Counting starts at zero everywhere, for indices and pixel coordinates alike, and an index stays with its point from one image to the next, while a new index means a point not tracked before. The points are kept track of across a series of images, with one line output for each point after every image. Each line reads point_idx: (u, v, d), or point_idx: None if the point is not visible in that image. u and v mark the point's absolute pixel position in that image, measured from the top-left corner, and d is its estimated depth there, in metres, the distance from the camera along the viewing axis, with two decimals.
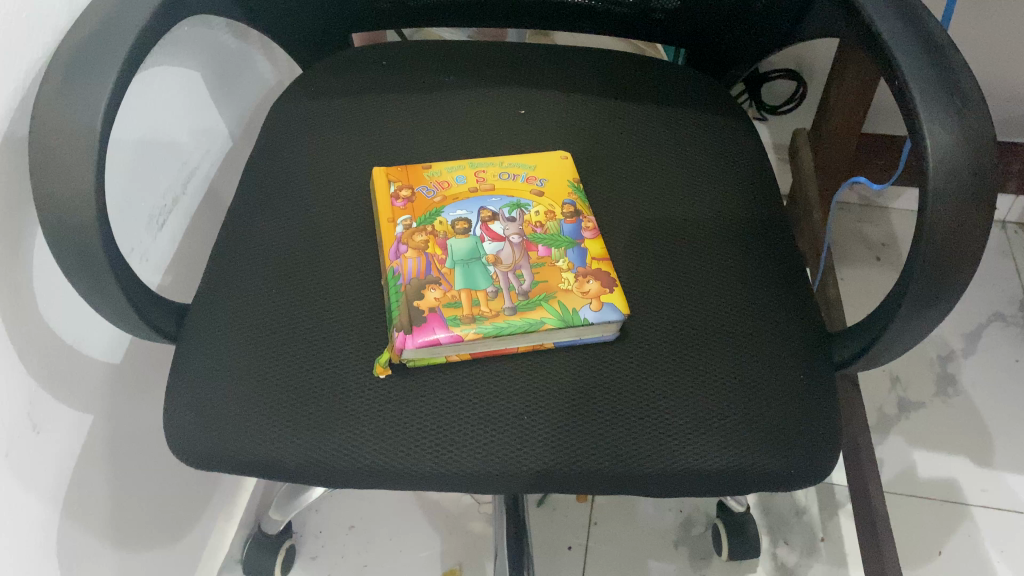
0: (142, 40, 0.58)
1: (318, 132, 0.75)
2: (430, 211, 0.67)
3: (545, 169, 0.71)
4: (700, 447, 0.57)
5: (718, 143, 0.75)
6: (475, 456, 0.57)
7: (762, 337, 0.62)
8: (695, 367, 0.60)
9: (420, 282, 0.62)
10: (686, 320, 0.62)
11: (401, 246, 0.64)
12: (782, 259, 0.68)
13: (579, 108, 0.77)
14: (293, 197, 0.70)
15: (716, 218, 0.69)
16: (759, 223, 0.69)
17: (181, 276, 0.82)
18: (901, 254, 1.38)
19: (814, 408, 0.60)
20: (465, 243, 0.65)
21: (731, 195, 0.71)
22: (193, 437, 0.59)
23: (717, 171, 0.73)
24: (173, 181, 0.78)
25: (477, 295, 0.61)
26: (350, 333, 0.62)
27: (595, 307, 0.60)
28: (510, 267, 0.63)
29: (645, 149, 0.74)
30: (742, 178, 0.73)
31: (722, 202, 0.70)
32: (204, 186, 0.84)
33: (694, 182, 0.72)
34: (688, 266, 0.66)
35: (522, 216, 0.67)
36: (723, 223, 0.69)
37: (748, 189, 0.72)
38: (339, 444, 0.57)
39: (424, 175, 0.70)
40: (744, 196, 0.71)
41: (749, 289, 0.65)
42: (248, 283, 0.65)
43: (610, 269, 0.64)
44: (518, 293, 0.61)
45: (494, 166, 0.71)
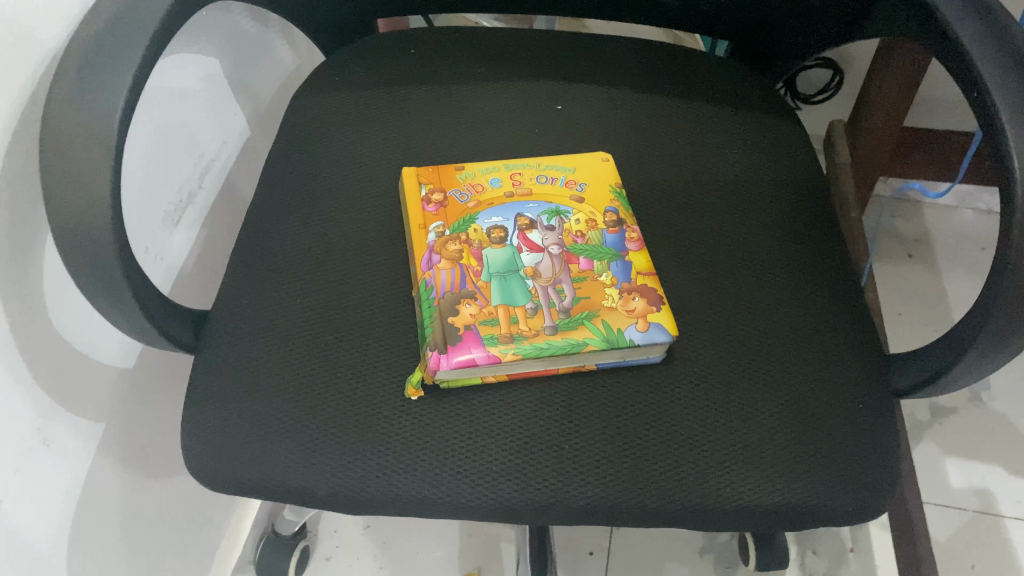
0: (163, 33, 0.53)
1: (344, 127, 0.71)
2: (464, 217, 0.63)
3: (585, 172, 0.67)
4: (752, 482, 0.54)
5: (769, 146, 0.71)
6: (515, 487, 0.53)
7: (818, 362, 0.59)
8: (747, 395, 0.57)
9: (454, 296, 0.58)
10: (737, 344, 0.59)
11: (434, 256, 0.60)
12: (837, 275, 0.64)
13: (619, 105, 0.73)
14: (318, 198, 0.66)
15: (768, 231, 0.65)
16: (813, 236, 0.65)
17: (199, 275, 0.78)
18: (934, 251, 1.33)
19: (875, 440, 0.57)
20: (502, 253, 0.61)
21: (783, 205, 0.67)
22: (215, 459, 0.55)
23: (768, 178, 0.68)
24: (190, 176, 0.74)
25: (514, 312, 0.57)
26: (380, 349, 0.58)
27: (641, 328, 0.57)
28: (549, 281, 0.59)
29: (691, 153, 0.69)
30: (795, 187, 0.68)
31: (774, 213, 0.66)
32: (222, 179, 0.80)
33: (743, 190, 0.67)
34: (738, 284, 0.62)
35: (562, 225, 0.63)
36: (774, 236, 0.65)
37: (801, 199, 0.68)
38: (371, 471, 0.54)
39: (457, 178, 0.66)
40: (797, 207, 0.67)
41: (804, 310, 0.61)
42: (272, 291, 0.61)
43: (656, 285, 0.60)
44: (559, 311, 0.57)
45: (531, 168, 0.67)
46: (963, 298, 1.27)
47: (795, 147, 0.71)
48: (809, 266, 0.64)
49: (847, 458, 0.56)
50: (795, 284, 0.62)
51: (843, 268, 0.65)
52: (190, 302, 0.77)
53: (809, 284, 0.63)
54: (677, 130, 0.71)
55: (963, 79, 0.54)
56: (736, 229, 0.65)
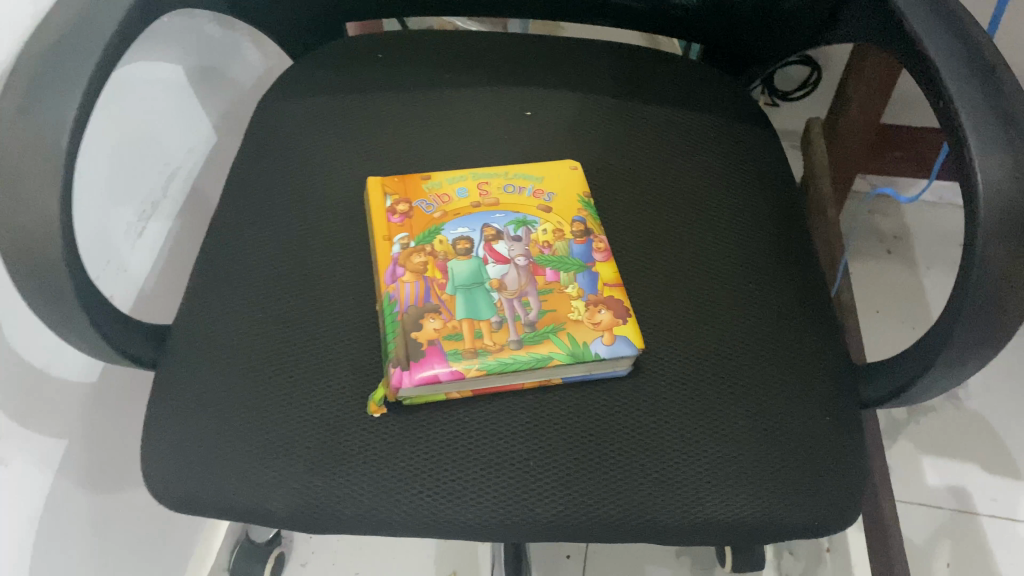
0: (115, 47, 0.52)
1: (309, 135, 0.70)
2: (430, 228, 0.62)
3: (553, 181, 0.66)
4: (717, 497, 0.54)
5: (739, 152, 0.70)
6: (480, 504, 0.53)
7: (786, 373, 0.59)
8: (715, 408, 0.56)
9: (418, 310, 0.57)
10: (705, 355, 0.58)
11: (399, 269, 0.60)
12: (805, 284, 0.64)
13: (589, 111, 0.72)
14: (282, 209, 0.65)
15: (738, 240, 0.65)
16: (783, 245, 0.65)
17: (166, 284, 0.77)
18: (913, 248, 1.33)
19: (840, 452, 0.56)
20: (467, 265, 0.60)
21: (753, 213, 0.66)
22: (175, 480, 0.55)
23: (738, 186, 0.68)
24: (155, 185, 0.73)
25: (479, 326, 0.57)
26: (344, 365, 0.57)
27: (607, 341, 0.56)
28: (515, 294, 0.58)
29: (660, 160, 0.69)
30: (765, 194, 0.68)
31: (744, 221, 0.66)
32: (188, 188, 0.79)
33: (712, 198, 0.67)
34: (707, 294, 0.61)
35: (528, 235, 0.62)
36: (744, 245, 0.64)
37: (771, 207, 0.67)
38: (333, 491, 0.53)
39: (422, 188, 0.65)
40: (767, 215, 0.67)
41: (772, 320, 0.61)
42: (234, 306, 0.61)
43: (623, 296, 0.59)
44: (525, 324, 0.57)
45: (499, 177, 0.66)
46: (941, 296, 1.27)
47: (766, 153, 0.71)
48: (779, 275, 0.63)
49: (814, 471, 0.55)
50: (763, 296, 0.62)
51: (812, 278, 0.64)
52: (157, 317, 0.76)
53: (777, 294, 0.62)
54: (646, 136, 0.70)
55: (929, 89, 0.54)
56: (706, 238, 0.64)
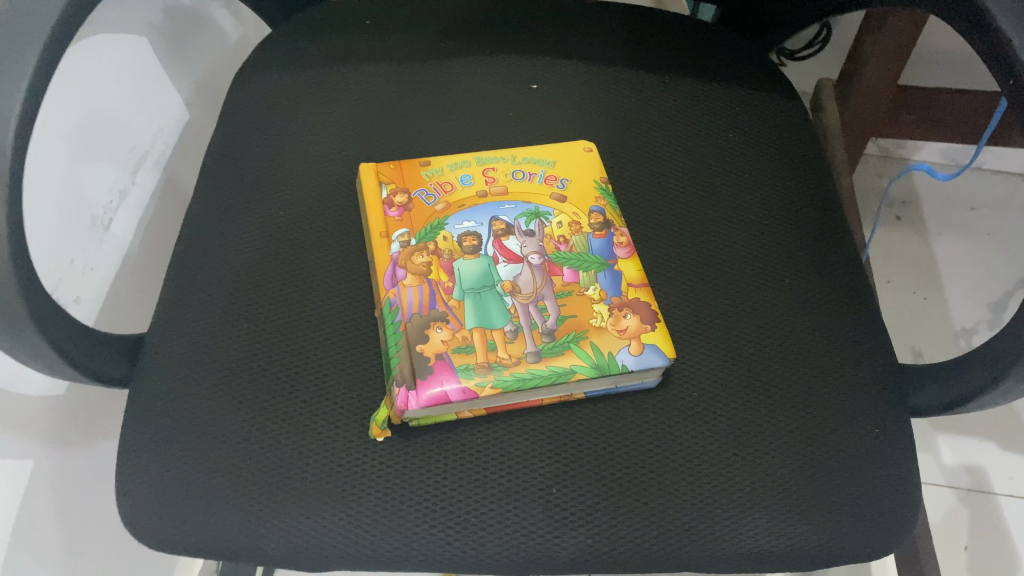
0: (64, 26, 0.45)
1: (291, 115, 0.63)
2: (432, 222, 0.56)
3: (566, 166, 0.59)
4: (759, 524, 0.49)
5: (767, 130, 0.64)
6: (501, 537, 0.48)
7: (828, 382, 0.53)
8: (754, 423, 0.51)
9: (423, 319, 0.51)
10: (741, 364, 0.53)
11: (399, 271, 0.53)
12: (844, 278, 0.58)
13: (601, 84, 0.66)
14: (264, 200, 0.59)
15: (770, 231, 0.59)
16: (819, 236, 0.59)
17: (140, 275, 0.70)
18: (923, 214, 1.28)
19: (891, 466, 0.52)
20: (475, 265, 0.54)
21: (785, 200, 0.61)
22: (155, 517, 0.49)
23: (767, 169, 0.62)
24: (120, 173, 0.66)
25: (492, 337, 0.51)
26: (340, 383, 0.52)
27: (634, 351, 0.50)
28: (530, 299, 0.52)
29: (681, 140, 0.62)
30: (797, 178, 0.62)
31: (776, 210, 0.60)
32: (160, 170, 0.72)
33: (740, 184, 0.61)
34: (740, 294, 0.56)
35: (542, 230, 0.56)
36: (778, 236, 0.59)
37: (805, 193, 0.61)
38: (333, 527, 0.48)
39: (421, 176, 0.58)
40: (800, 201, 0.61)
41: (811, 322, 0.55)
42: (216, 315, 0.54)
43: (650, 298, 0.53)
44: (542, 333, 0.51)
45: (506, 162, 0.59)
46: (953, 264, 1.22)
47: (796, 131, 0.65)
48: (816, 269, 0.58)
49: (863, 489, 0.50)
50: (800, 293, 0.56)
51: (852, 271, 0.59)
52: (132, 319, 0.69)
53: (816, 292, 0.57)
54: (665, 113, 0.64)
55: (998, 64, 0.48)
56: (736, 230, 0.58)
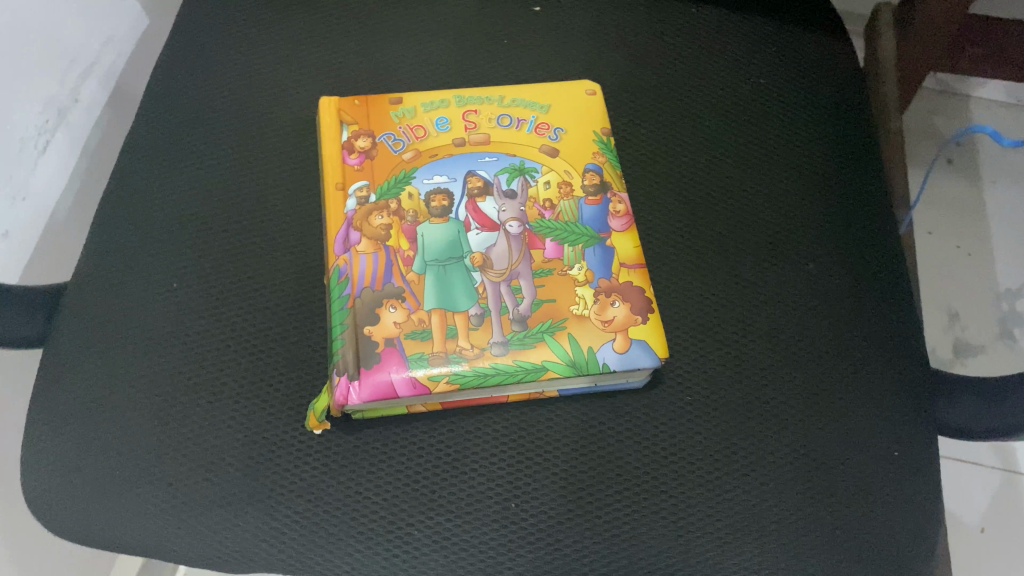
0: None
1: (247, 34, 0.53)
2: (397, 175, 0.47)
3: (562, 113, 0.50)
4: (748, 559, 0.42)
5: (806, 78, 0.54)
6: (445, 557, 0.41)
7: (847, 393, 0.45)
8: (753, 439, 0.44)
9: (375, 295, 0.44)
10: (746, 369, 0.45)
11: (353, 234, 0.45)
12: (879, 268, 0.49)
13: (615, 10, 0.55)
14: (210, 136, 0.51)
15: (796, 207, 0.50)
16: (853, 215, 0.50)
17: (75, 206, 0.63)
18: (976, 158, 1.16)
19: (913, 499, 0.44)
20: (442, 231, 0.46)
21: (818, 168, 0.51)
22: (61, 505, 0.43)
23: (802, 128, 0.52)
24: (59, 89, 0.58)
25: (453, 321, 0.43)
26: (277, 362, 0.45)
27: (620, 347, 0.43)
28: (503, 277, 0.45)
29: (702, 89, 0.53)
30: (836, 141, 0.52)
31: (806, 179, 0.51)
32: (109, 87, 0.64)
33: (767, 146, 0.51)
34: (753, 281, 0.47)
35: (525, 191, 0.47)
36: (805, 213, 0.50)
37: (843, 159, 0.52)
38: (257, 532, 0.42)
39: (389, 116, 0.49)
40: (836, 170, 0.51)
41: (833, 319, 0.47)
42: (143, 273, 0.47)
43: (645, 283, 0.45)
44: (513, 320, 0.43)
45: (491, 104, 0.50)
46: (1005, 217, 1.12)
47: (841, 80, 0.54)
48: (846, 256, 0.49)
49: (877, 526, 0.43)
50: (826, 285, 0.48)
51: (889, 259, 0.50)
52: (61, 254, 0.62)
53: (843, 283, 0.48)
54: (686, 53, 0.54)
55: None
56: (757, 203, 0.50)
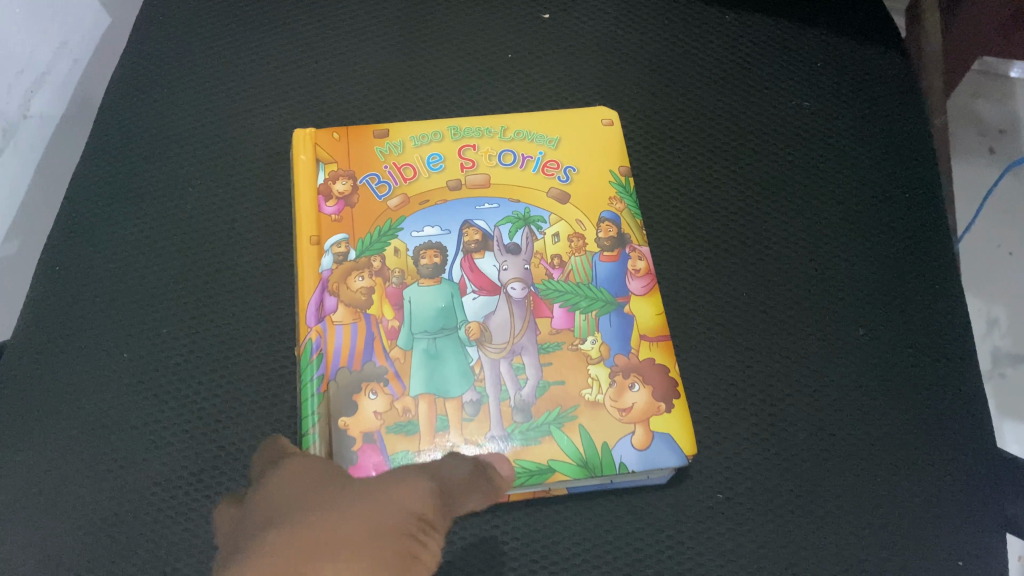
0: None
1: (217, 52, 0.47)
2: (381, 226, 0.41)
3: (573, 147, 0.43)
4: None
5: (857, 99, 0.46)
6: None
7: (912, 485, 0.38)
8: (799, 546, 0.37)
9: (352, 377, 0.37)
10: (787, 458, 0.38)
11: (329, 298, 0.39)
12: (948, 329, 0.41)
13: (635, 19, 0.48)
14: (173, 174, 0.44)
15: (839, 258, 0.42)
16: (912, 265, 0.42)
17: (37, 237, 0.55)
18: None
19: None
20: (432, 297, 0.39)
21: (868, 208, 0.43)
22: None
23: (852, 160, 0.44)
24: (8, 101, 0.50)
25: (443, 409, 0.37)
26: (239, 449, 0.38)
27: (638, 443, 0.37)
28: (503, 353, 0.38)
29: (730, 114, 0.46)
30: (891, 174, 0.44)
31: (852, 224, 0.43)
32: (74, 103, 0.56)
33: (806, 184, 0.44)
34: (790, 350, 0.40)
35: (530, 245, 0.41)
36: (850, 266, 0.42)
37: (899, 196, 0.44)
38: None
39: (373, 153, 0.43)
40: (890, 210, 0.43)
41: (893, 393, 0.39)
42: (88, 335, 0.40)
43: (668, 360, 0.38)
44: (514, 408, 0.37)
45: (492, 138, 0.43)
46: None
47: (901, 98, 0.46)
48: (902, 317, 0.41)
49: None
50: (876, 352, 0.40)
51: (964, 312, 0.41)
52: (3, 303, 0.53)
53: (896, 351, 0.40)
54: (713, 70, 0.46)
55: None
56: (790, 254, 0.42)
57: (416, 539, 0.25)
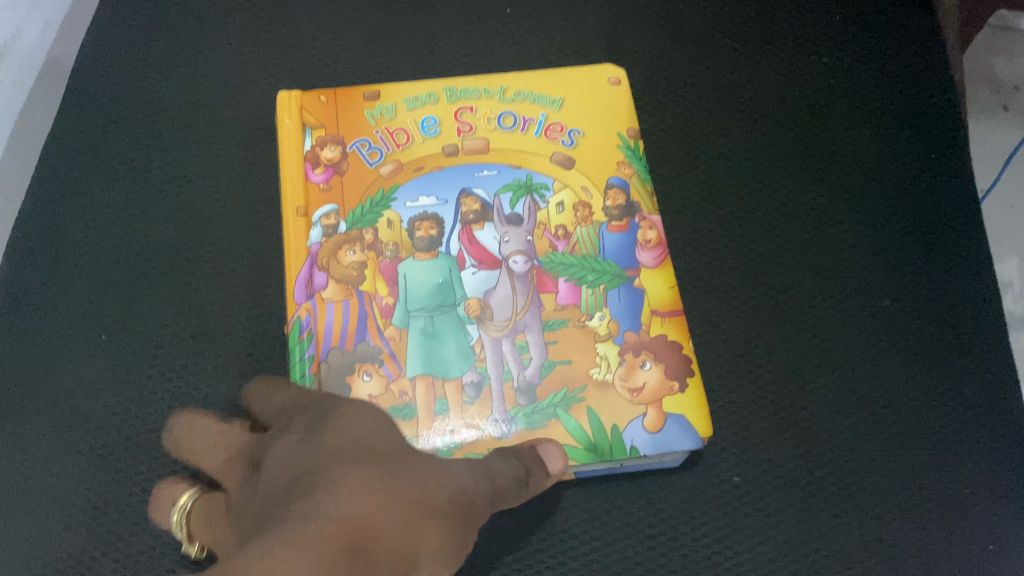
0: None
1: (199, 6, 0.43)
2: (373, 195, 0.38)
3: (578, 109, 0.41)
4: None
5: (902, 73, 0.41)
6: None
7: (943, 462, 0.35)
8: (820, 527, 0.35)
9: (344, 359, 0.35)
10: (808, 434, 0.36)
11: (318, 274, 0.36)
12: (975, 300, 0.37)
13: None
14: (153, 140, 0.41)
15: (860, 247, 0.39)
16: (942, 263, 0.38)
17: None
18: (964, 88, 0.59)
19: None
20: (429, 272, 0.37)
21: (895, 196, 0.40)
22: None
23: (876, 114, 0.41)
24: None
25: (442, 391, 0.34)
26: None
27: (650, 425, 0.34)
28: (505, 331, 0.36)
29: (761, 87, 0.42)
30: (929, 159, 0.40)
31: (877, 211, 0.39)
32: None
33: (833, 166, 0.40)
34: (803, 321, 0.38)
35: (533, 214, 0.38)
36: (870, 256, 0.39)
37: (934, 184, 0.39)
38: None
39: (363, 118, 0.40)
40: (921, 201, 0.39)
41: (920, 367, 0.37)
42: (65, 314, 0.38)
43: (681, 337, 0.36)
44: (517, 390, 0.35)
45: (491, 99, 0.41)
46: None
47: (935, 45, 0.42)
48: (920, 319, 0.37)
49: None
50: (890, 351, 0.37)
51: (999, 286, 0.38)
52: None
53: (920, 323, 0.37)
54: (747, 40, 0.43)
55: None
56: (803, 217, 0.40)
57: (468, 523, 0.25)
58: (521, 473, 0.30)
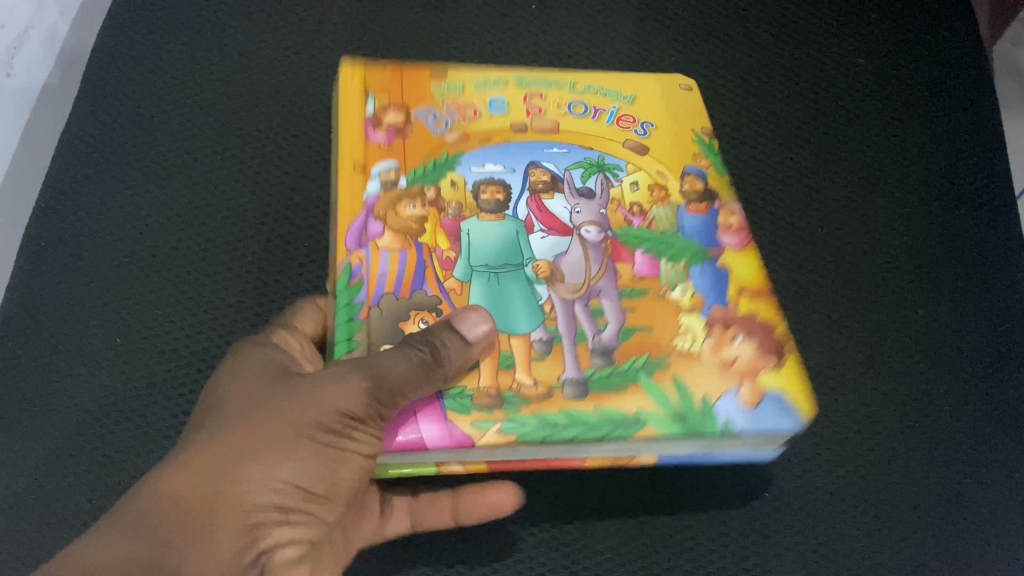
0: None
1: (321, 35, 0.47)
2: (437, 158, 0.35)
3: (650, 106, 0.39)
4: None
5: (907, 109, 0.48)
6: None
7: (967, 440, 0.39)
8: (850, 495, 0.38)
9: (398, 307, 0.31)
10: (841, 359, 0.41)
11: (373, 223, 0.33)
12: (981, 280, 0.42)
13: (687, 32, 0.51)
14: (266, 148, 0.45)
15: (877, 251, 0.44)
16: (957, 279, 0.43)
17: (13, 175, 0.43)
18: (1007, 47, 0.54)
19: None
20: (494, 231, 0.33)
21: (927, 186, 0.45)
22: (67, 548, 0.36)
23: (884, 138, 0.47)
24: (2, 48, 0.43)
25: (507, 346, 0.30)
26: None
27: (745, 400, 0.30)
28: (578, 294, 0.32)
29: (794, 134, 0.47)
30: (932, 179, 0.46)
31: (891, 219, 0.45)
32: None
33: (861, 188, 0.46)
34: (833, 301, 0.42)
35: (605, 190, 0.36)
36: (889, 218, 0.45)
37: (944, 206, 0.45)
38: None
39: (429, 90, 0.38)
40: (940, 185, 0.45)
41: (929, 338, 0.41)
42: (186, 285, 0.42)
43: (773, 317, 0.33)
44: (594, 351, 0.30)
45: (561, 88, 0.39)
46: None
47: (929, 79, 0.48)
48: (919, 277, 0.43)
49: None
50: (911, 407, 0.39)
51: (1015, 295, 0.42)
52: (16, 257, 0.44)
53: (942, 300, 0.42)
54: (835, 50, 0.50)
55: None
56: (827, 220, 0.45)
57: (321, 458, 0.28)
58: (428, 357, 0.28)
